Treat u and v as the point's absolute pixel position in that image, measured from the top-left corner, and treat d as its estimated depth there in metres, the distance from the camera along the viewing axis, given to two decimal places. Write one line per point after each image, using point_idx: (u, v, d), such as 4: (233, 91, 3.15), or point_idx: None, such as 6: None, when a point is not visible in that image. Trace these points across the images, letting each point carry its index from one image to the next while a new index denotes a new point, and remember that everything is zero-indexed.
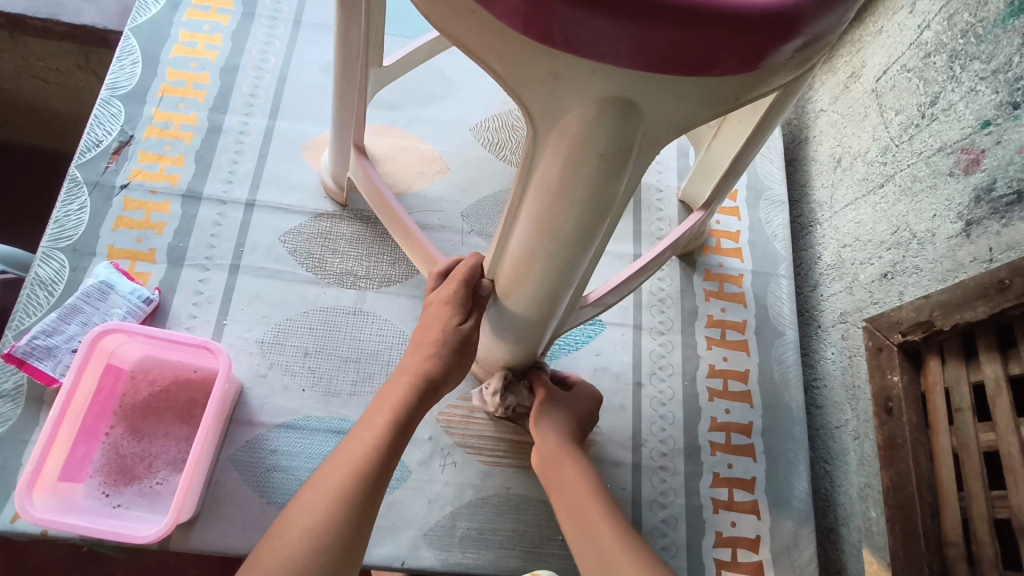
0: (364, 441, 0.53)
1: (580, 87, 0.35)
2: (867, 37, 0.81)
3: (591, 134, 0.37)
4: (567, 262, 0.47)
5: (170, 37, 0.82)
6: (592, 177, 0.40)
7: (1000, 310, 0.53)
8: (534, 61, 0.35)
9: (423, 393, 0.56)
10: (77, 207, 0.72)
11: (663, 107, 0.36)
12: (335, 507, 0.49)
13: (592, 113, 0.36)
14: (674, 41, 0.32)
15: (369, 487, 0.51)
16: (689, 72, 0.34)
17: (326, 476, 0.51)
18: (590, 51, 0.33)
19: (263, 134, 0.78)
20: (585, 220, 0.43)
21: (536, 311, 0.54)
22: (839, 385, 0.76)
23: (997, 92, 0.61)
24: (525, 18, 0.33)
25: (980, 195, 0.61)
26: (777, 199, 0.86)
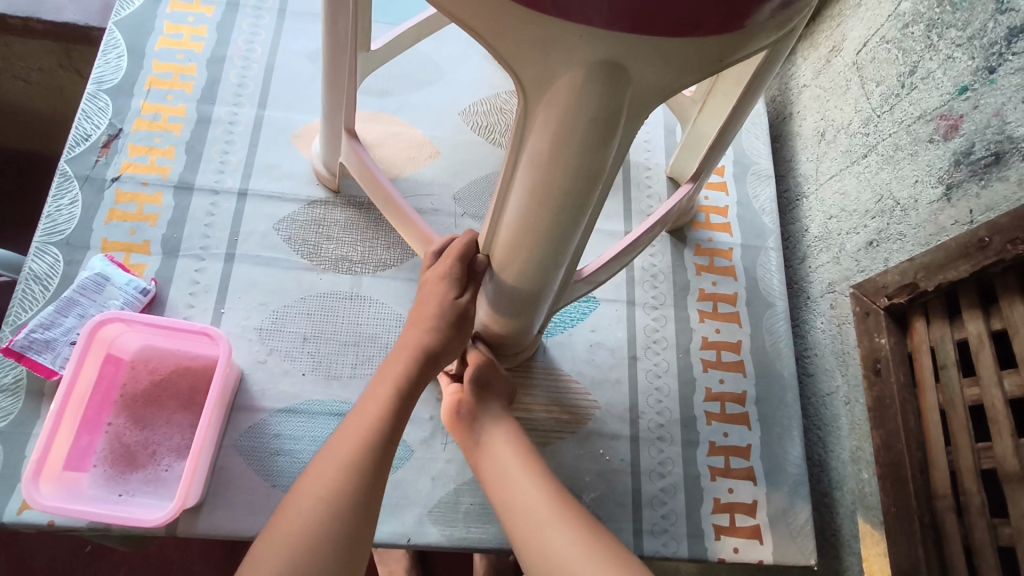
0: (369, 414, 0.54)
1: (568, 53, 0.36)
2: (847, 12, 0.83)
3: (580, 99, 0.38)
4: (561, 234, 0.49)
5: (156, 29, 0.81)
6: (582, 145, 0.41)
7: (981, 268, 0.55)
8: (524, 29, 0.36)
9: (425, 366, 0.57)
10: (68, 201, 0.71)
11: (651, 72, 0.37)
12: (348, 476, 0.50)
13: (580, 79, 0.37)
14: (655, 2, 0.33)
15: (376, 456, 0.52)
16: (676, 33, 0.35)
17: (334, 448, 0.52)
18: (577, 15, 0.34)
19: (253, 124, 0.78)
20: (577, 189, 0.44)
21: (534, 284, 0.55)
22: (829, 352, 0.79)
23: (973, 58, 0.62)
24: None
25: (959, 159, 0.63)
26: (763, 173, 0.88)
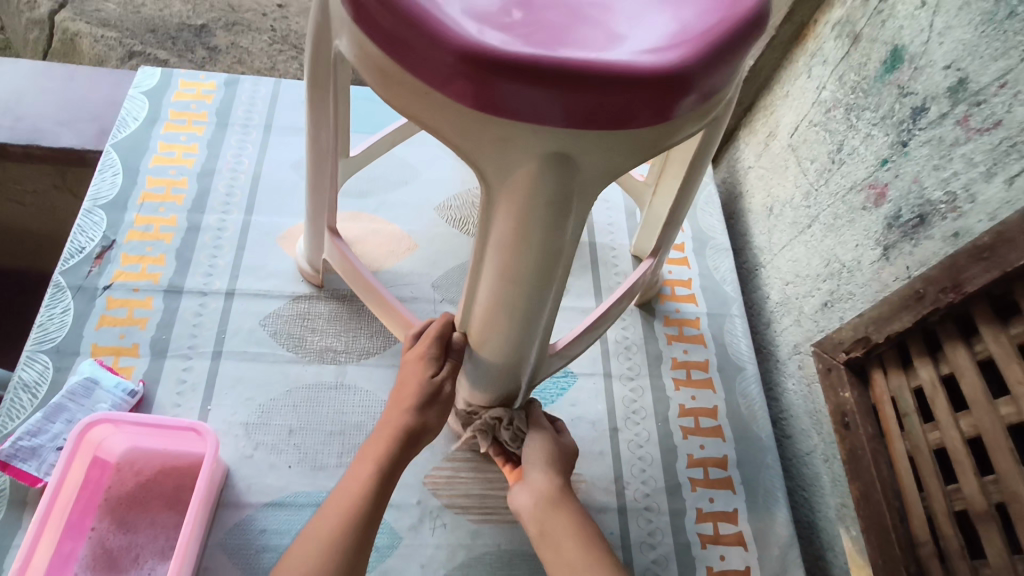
0: (350, 493, 0.56)
1: (523, 148, 0.42)
2: (777, 102, 0.93)
3: (536, 186, 0.43)
4: (531, 309, 0.52)
5: (150, 149, 0.88)
6: (541, 226, 0.45)
7: (921, 318, 0.59)
8: (484, 130, 0.42)
9: (405, 445, 0.59)
10: (60, 310, 0.74)
11: (596, 159, 0.43)
12: (329, 558, 0.52)
13: (535, 169, 0.42)
14: (594, 102, 0.39)
15: (357, 536, 0.54)
16: (614, 126, 0.41)
17: (317, 527, 0.54)
18: (527, 115, 0.40)
19: (240, 229, 0.83)
20: (541, 267, 0.49)
21: (510, 358, 0.58)
22: (803, 413, 0.81)
23: (888, 135, 0.70)
24: (474, 96, 0.40)
25: (891, 223, 0.69)
26: (721, 247, 0.94)
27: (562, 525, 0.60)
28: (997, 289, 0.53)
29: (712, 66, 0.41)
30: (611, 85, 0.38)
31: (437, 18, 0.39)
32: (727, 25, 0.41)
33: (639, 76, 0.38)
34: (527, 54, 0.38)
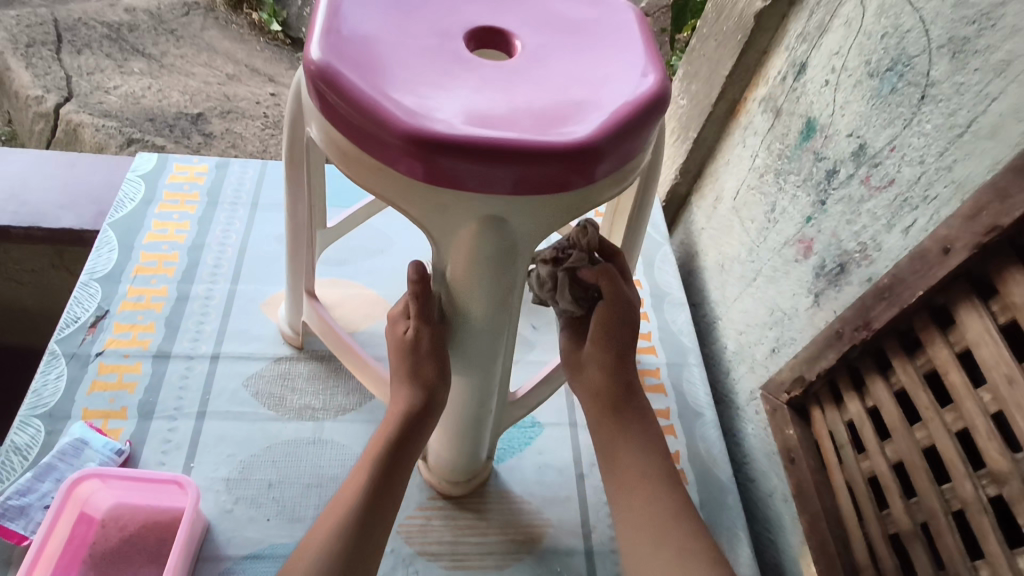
0: (345, 498, 0.58)
1: (467, 211, 0.49)
2: (719, 169, 1.02)
3: (477, 244, 0.51)
4: (486, 347, 0.59)
5: (144, 226, 0.95)
6: (486, 276, 0.53)
7: (843, 355, 0.65)
8: (432, 198, 0.49)
9: (408, 429, 0.60)
10: (54, 376, 0.79)
11: (528, 221, 0.50)
12: (316, 562, 0.54)
13: (480, 226, 0.50)
14: (524, 172, 0.46)
15: (348, 541, 0.55)
16: (543, 193, 0.48)
17: (314, 535, 0.56)
18: (468, 184, 0.47)
19: (227, 297, 0.90)
20: (490, 309, 0.56)
21: (475, 395, 0.64)
22: (762, 455, 0.86)
23: (810, 195, 0.79)
24: (422, 171, 0.47)
25: (818, 272, 0.76)
26: (677, 302, 1.01)
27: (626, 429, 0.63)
28: (901, 323, 0.59)
29: (623, 140, 0.49)
30: (538, 159, 0.46)
31: (388, 109, 0.47)
32: (632, 108, 0.50)
33: (561, 151, 0.46)
34: (466, 137, 0.45)
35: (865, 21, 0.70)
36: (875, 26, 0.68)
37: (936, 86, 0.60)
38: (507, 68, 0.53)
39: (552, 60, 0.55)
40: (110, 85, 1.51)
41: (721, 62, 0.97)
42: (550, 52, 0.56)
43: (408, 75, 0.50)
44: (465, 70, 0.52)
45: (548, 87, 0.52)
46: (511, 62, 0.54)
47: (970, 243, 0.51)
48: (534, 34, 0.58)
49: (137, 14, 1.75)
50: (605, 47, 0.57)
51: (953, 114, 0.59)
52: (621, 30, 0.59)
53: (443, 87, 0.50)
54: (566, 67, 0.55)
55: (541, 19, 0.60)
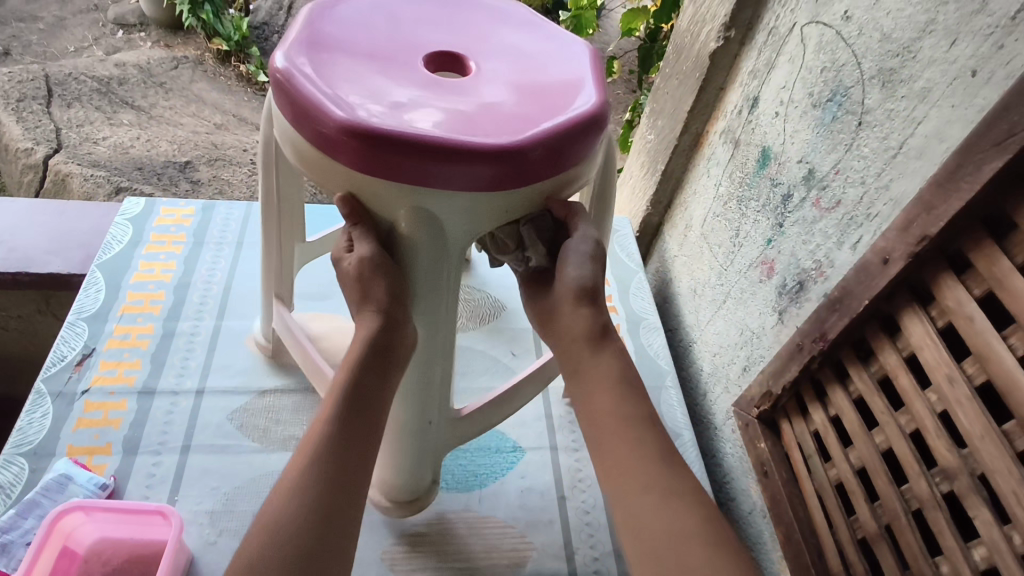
0: (315, 429, 0.56)
1: (399, 199, 0.54)
2: (687, 199, 1.07)
3: (410, 233, 0.56)
4: (428, 341, 0.63)
5: (131, 266, 0.98)
6: (420, 265, 0.58)
7: (805, 367, 0.68)
8: (365, 186, 0.54)
9: (371, 359, 0.58)
10: (39, 415, 0.80)
11: (454, 217, 0.55)
12: (292, 495, 0.52)
13: (412, 211, 0.54)
14: (443, 169, 0.51)
15: (323, 471, 0.53)
16: (464, 189, 0.53)
17: (288, 470, 0.54)
18: (393, 173, 0.52)
19: (212, 333, 0.92)
20: (426, 297, 0.60)
21: (421, 390, 0.67)
22: (740, 473, 0.87)
23: (769, 219, 0.83)
24: (356, 160, 0.52)
25: (780, 291, 0.80)
26: (652, 327, 1.05)
27: (602, 366, 0.61)
28: (855, 333, 0.62)
29: (541, 145, 0.54)
30: (467, 159, 0.51)
31: (331, 105, 0.52)
32: (564, 125, 0.55)
33: (490, 154, 0.51)
34: (400, 133, 0.50)
35: (806, 57, 0.76)
36: (816, 62, 0.74)
37: (871, 113, 0.66)
38: (456, 83, 0.58)
39: (501, 81, 0.60)
40: (99, 136, 1.56)
41: (682, 98, 1.02)
42: (501, 73, 0.61)
43: (356, 84, 0.55)
44: (414, 80, 0.57)
45: (491, 100, 0.57)
46: (461, 79, 0.59)
47: (905, 253, 0.55)
48: (489, 57, 0.63)
49: (127, 69, 1.82)
50: (553, 72, 0.62)
51: (886, 138, 0.63)
52: (572, 59, 0.65)
53: (388, 96, 0.55)
54: (513, 85, 0.60)
55: (496, 44, 0.65)
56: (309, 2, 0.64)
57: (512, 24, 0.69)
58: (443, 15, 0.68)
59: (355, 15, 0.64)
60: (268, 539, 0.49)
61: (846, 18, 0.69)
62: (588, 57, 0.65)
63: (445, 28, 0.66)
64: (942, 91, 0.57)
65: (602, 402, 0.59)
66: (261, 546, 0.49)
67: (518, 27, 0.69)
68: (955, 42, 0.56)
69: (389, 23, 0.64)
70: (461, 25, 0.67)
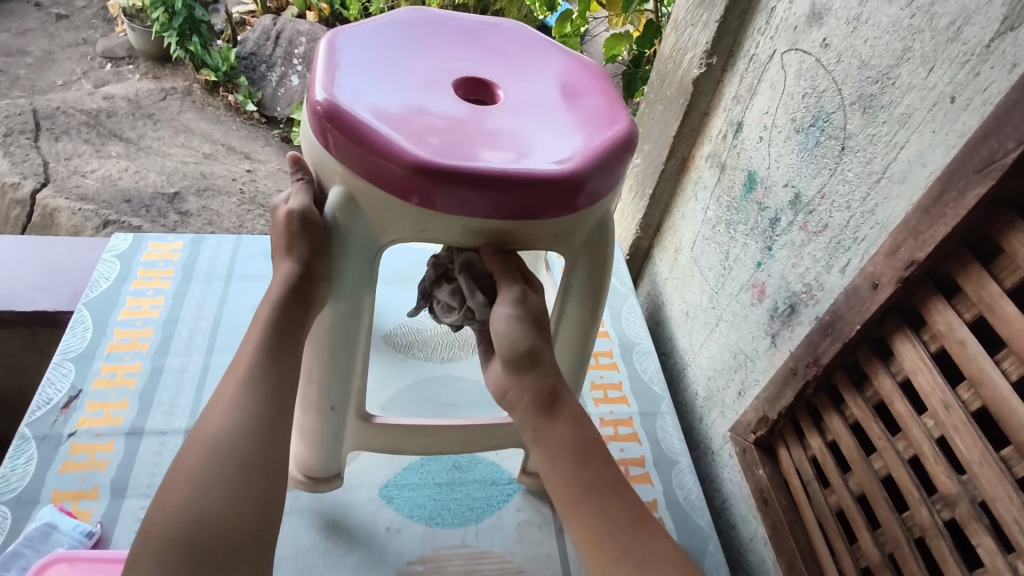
0: (243, 360, 0.58)
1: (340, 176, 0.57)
2: (676, 222, 1.08)
3: (333, 213, 0.58)
4: (343, 337, 0.64)
5: (119, 303, 0.97)
6: (335, 249, 0.60)
7: (800, 392, 0.68)
8: (323, 157, 0.58)
9: (291, 299, 0.60)
10: (24, 459, 0.78)
11: (373, 212, 0.57)
12: (228, 419, 0.55)
13: (340, 194, 0.58)
14: (379, 168, 0.54)
15: (255, 398, 0.56)
16: (396, 195, 0.54)
17: (220, 396, 0.57)
18: (340, 155, 0.55)
19: (201, 370, 0.90)
20: (340, 290, 0.62)
21: (324, 374, 0.67)
22: (740, 499, 0.86)
23: (758, 242, 0.84)
24: (318, 132, 0.56)
25: (772, 314, 0.80)
26: (646, 351, 1.04)
27: (559, 431, 0.61)
28: (847, 358, 0.62)
29: (488, 179, 0.53)
30: (403, 167, 0.53)
31: (323, 82, 0.57)
32: (530, 175, 0.54)
33: (428, 170, 0.53)
34: (359, 125, 0.54)
35: (788, 83, 0.77)
36: (797, 88, 0.75)
37: (853, 138, 0.66)
38: (462, 106, 0.60)
39: (505, 113, 0.60)
40: (87, 168, 1.55)
41: (668, 123, 1.03)
42: (515, 105, 0.62)
43: (359, 79, 0.59)
44: (418, 98, 0.59)
45: (482, 128, 0.58)
46: (471, 107, 0.60)
47: (894, 278, 0.55)
48: (518, 87, 0.64)
49: (115, 101, 1.82)
50: (565, 119, 0.61)
51: (870, 162, 0.64)
52: (596, 114, 0.62)
53: (381, 97, 0.58)
54: (516, 120, 0.60)
55: (535, 75, 0.66)
56: (381, 18, 0.69)
57: (566, 63, 0.69)
58: (506, 44, 0.70)
59: (413, 31, 0.68)
60: (219, 453, 0.52)
61: (825, 45, 0.70)
62: (618, 117, 0.62)
63: (496, 60, 0.67)
64: (922, 117, 0.58)
65: (558, 462, 0.60)
66: (206, 459, 0.52)
67: (573, 70, 0.69)
68: (933, 69, 0.57)
69: (439, 45, 0.67)
70: (517, 54, 0.69)
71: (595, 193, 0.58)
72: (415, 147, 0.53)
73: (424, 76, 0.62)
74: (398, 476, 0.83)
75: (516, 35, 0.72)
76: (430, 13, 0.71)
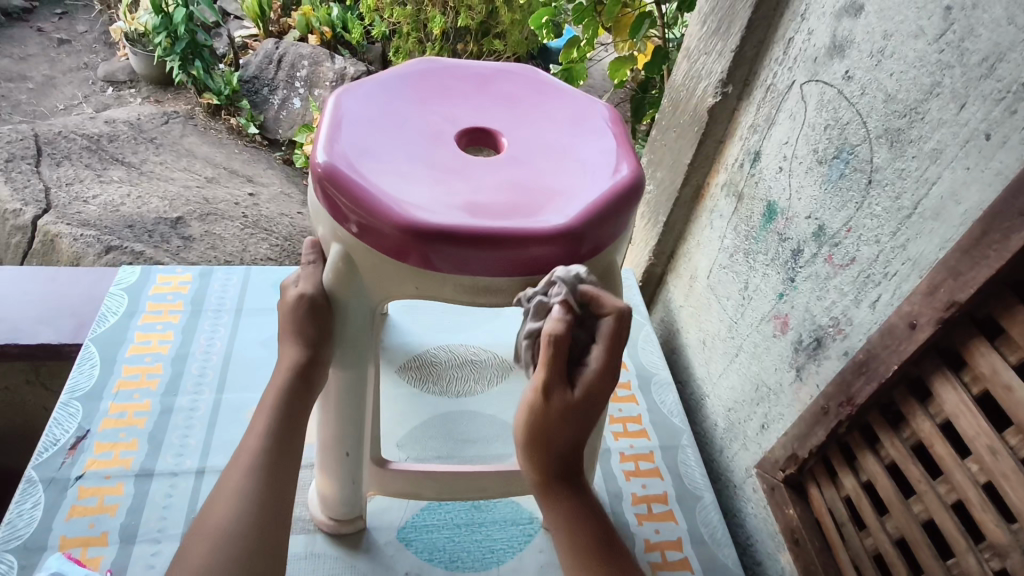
0: (249, 444, 0.57)
1: (337, 236, 0.56)
2: (691, 249, 1.07)
3: (333, 271, 0.57)
4: (354, 389, 0.63)
5: (127, 338, 0.95)
6: (339, 306, 0.59)
7: (832, 431, 0.66)
8: (323, 217, 0.58)
9: (297, 380, 0.60)
10: (30, 504, 0.75)
11: (373, 270, 0.56)
12: (234, 509, 0.53)
13: (339, 253, 0.56)
14: (374, 230, 0.53)
15: (263, 486, 0.55)
16: (394, 256, 0.53)
17: (226, 482, 0.56)
18: (337, 216, 0.55)
19: (212, 407, 0.88)
20: (345, 347, 0.61)
21: (339, 427, 0.66)
22: (766, 536, 0.84)
23: (780, 273, 0.82)
24: (319, 192, 0.56)
25: (797, 347, 0.79)
26: (664, 382, 1.02)
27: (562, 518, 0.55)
28: (882, 397, 0.61)
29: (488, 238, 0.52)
30: (396, 228, 0.52)
31: (326, 140, 0.56)
32: (531, 233, 0.53)
33: (422, 231, 0.51)
34: (358, 185, 0.53)
35: (808, 115, 0.76)
36: (818, 119, 0.74)
37: (880, 171, 0.65)
38: (467, 161, 0.59)
39: (506, 165, 0.59)
40: (88, 194, 1.53)
41: (681, 150, 1.02)
42: (518, 156, 0.60)
43: (360, 134, 0.58)
44: (425, 153, 0.58)
45: (487, 185, 0.56)
46: (480, 160, 0.59)
47: (933, 318, 0.54)
48: (528, 137, 0.63)
49: (117, 126, 1.80)
50: (568, 170, 0.60)
51: (899, 197, 0.63)
52: (601, 163, 0.61)
53: (380, 153, 0.57)
54: (517, 173, 0.59)
55: (541, 123, 0.65)
56: (392, 67, 0.68)
57: (579, 105, 0.68)
58: (512, 89, 0.69)
59: (419, 80, 0.67)
60: (225, 547, 0.51)
61: (847, 78, 0.69)
62: (623, 166, 0.60)
63: (508, 107, 0.67)
64: (954, 152, 0.57)
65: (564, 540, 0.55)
66: (214, 552, 0.51)
67: (581, 114, 0.67)
68: (964, 105, 0.56)
69: (445, 94, 0.66)
70: (524, 99, 0.68)
71: (595, 245, 0.57)
72: (409, 207, 0.52)
73: (426, 128, 0.61)
74: (415, 518, 0.81)
75: (523, 80, 0.71)
76: (437, 60, 0.70)
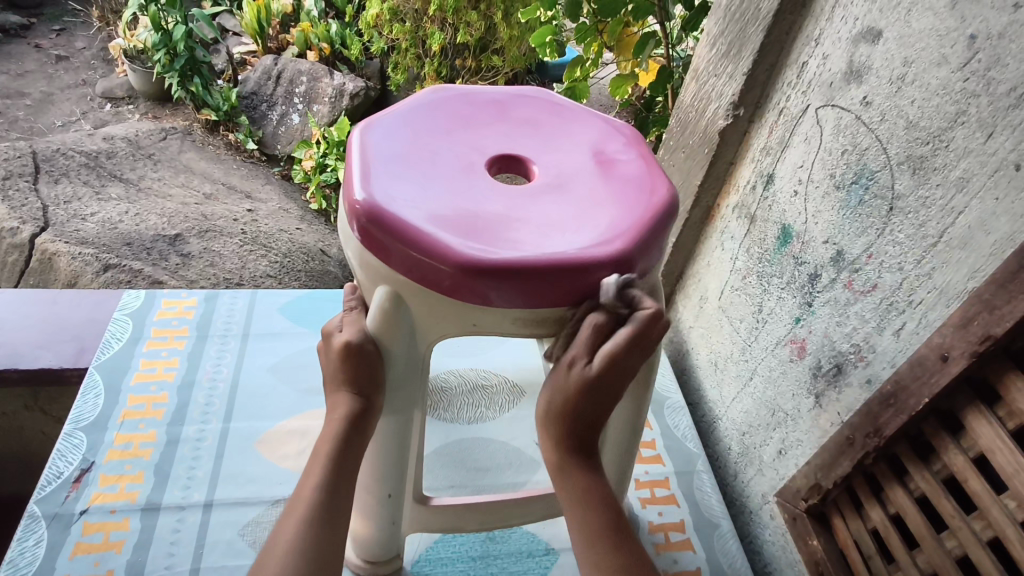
0: (303, 492, 0.55)
1: (383, 277, 0.55)
2: (701, 270, 1.06)
3: (380, 314, 0.56)
4: (399, 432, 0.63)
5: (132, 366, 0.93)
6: (385, 349, 0.58)
7: (858, 462, 0.65)
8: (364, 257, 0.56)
9: (350, 432, 0.57)
10: (32, 541, 0.73)
11: (422, 310, 0.55)
12: (289, 561, 0.51)
13: (386, 295, 0.55)
14: (429, 269, 0.52)
15: (318, 536, 0.53)
16: (449, 294, 0.52)
17: (279, 534, 0.53)
18: (387, 257, 0.53)
19: (220, 437, 0.87)
20: (393, 389, 0.60)
21: (382, 470, 0.65)
22: (785, 564, 0.83)
23: (796, 297, 0.81)
24: (359, 234, 0.54)
25: (816, 372, 0.78)
26: (677, 405, 1.01)
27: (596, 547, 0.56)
28: (911, 429, 0.60)
29: (548, 270, 0.51)
30: (451, 267, 0.51)
31: (361, 178, 0.55)
32: (586, 262, 0.52)
33: (478, 268, 0.50)
34: (406, 224, 0.52)
35: (824, 139, 0.76)
36: (835, 144, 0.74)
37: (903, 199, 0.65)
38: (503, 191, 0.58)
39: (544, 194, 0.58)
40: (87, 212, 1.49)
41: (690, 172, 1.01)
42: (552, 183, 0.60)
43: (394, 170, 0.57)
44: (462, 185, 0.57)
45: (529, 215, 0.56)
46: (516, 190, 0.58)
47: (967, 351, 0.53)
48: (556, 163, 0.62)
49: (116, 142, 1.78)
50: (606, 194, 0.59)
51: (923, 225, 0.62)
52: (635, 184, 0.60)
53: (417, 189, 0.55)
54: (557, 201, 0.58)
55: (566, 147, 0.65)
56: (408, 96, 0.67)
57: (599, 127, 0.68)
58: (531, 114, 0.68)
59: (438, 110, 0.66)
60: None
61: (865, 103, 0.69)
62: (657, 188, 0.60)
63: (530, 133, 0.66)
64: (982, 182, 0.56)
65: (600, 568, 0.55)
66: None
67: (603, 135, 0.66)
68: (992, 134, 0.55)
69: (466, 122, 0.65)
70: (543, 124, 0.67)
71: (642, 269, 0.57)
72: (463, 244, 0.51)
73: (458, 159, 0.60)
74: (429, 550, 0.79)
75: (538, 105, 0.70)
76: (451, 89, 0.69)
